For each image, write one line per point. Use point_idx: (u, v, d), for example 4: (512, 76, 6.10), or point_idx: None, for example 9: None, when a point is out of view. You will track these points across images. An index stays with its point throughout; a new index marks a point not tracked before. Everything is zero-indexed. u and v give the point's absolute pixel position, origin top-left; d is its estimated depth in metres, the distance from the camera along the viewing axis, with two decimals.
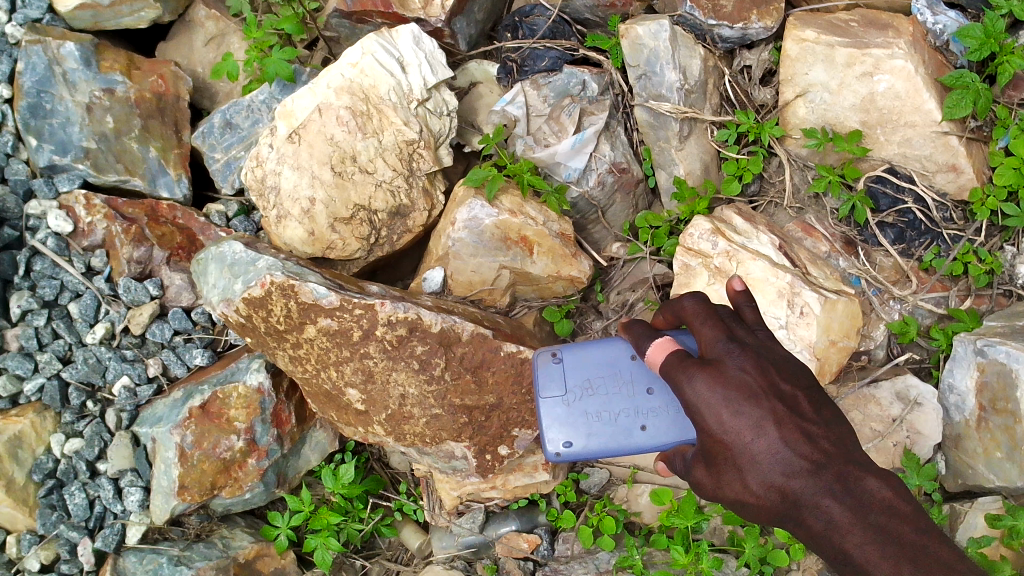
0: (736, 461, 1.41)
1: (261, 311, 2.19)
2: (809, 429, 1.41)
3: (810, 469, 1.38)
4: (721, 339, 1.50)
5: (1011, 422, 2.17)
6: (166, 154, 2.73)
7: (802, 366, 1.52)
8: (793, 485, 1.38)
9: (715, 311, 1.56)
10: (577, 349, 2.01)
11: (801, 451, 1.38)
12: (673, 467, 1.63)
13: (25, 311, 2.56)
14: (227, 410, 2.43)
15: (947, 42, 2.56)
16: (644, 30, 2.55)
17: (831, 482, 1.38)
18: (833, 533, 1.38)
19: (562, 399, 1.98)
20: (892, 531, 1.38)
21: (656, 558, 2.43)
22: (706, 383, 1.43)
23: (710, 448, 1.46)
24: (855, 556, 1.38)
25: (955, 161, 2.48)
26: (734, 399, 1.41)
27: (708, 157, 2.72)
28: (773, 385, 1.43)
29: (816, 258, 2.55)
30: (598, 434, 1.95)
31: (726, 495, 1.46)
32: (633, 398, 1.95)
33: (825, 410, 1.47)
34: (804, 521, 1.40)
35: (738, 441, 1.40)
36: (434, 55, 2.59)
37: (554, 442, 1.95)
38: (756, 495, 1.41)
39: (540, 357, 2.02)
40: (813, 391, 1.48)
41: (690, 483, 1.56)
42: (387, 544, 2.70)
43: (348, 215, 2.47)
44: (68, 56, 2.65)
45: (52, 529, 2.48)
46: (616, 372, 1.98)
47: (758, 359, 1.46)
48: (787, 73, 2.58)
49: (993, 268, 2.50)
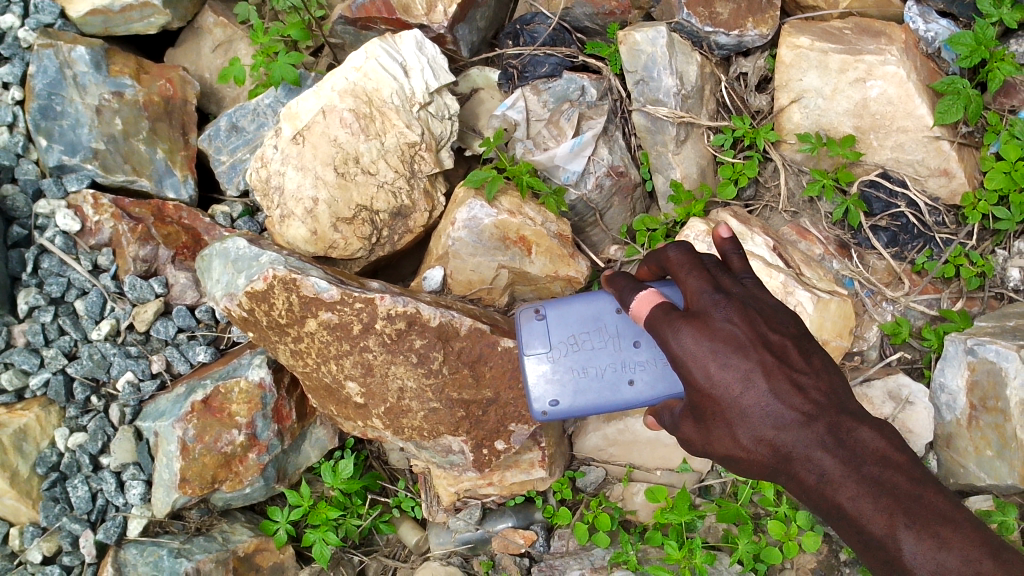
0: (725, 415, 1.47)
1: (263, 305, 2.24)
2: (798, 380, 1.47)
3: (801, 421, 1.44)
4: (706, 290, 1.55)
5: (1000, 420, 2.22)
6: (173, 155, 2.79)
7: (790, 316, 1.58)
8: (783, 438, 1.45)
9: (699, 261, 1.61)
10: (561, 306, 2.11)
11: (791, 403, 1.45)
12: (659, 421, 1.69)
13: (32, 307, 2.61)
14: (228, 404, 2.46)
15: (939, 49, 2.61)
16: (642, 36, 2.62)
17: (822, 434, 1.44)
18: (826, 487, 1.43)
19: (547, 356, 2.07)
20: (887, 482, 1.39)
21: (650, 554, 2.45)
22: (693, 336, 1.49)
23: (699, 404, 1.52)
24: (848, 509, 1.40)
25: (946, 165, 2.52)
26: (723, 352, 1.46)
27: (704, 162, 2.76)
28: (761, 336, 1.50)
29: (809, 260, 2.59)
30: (584, 391, 2.05)
31: (715, 450, 1.53)
32: (620, 352, 2.05)
33: (816, 359, 1.53)
34: (795, 475, 1.45)
35: (728, 394, 1.46)
36: (436, 60, 2.67)
37: (541, 400, 2.06)
38: (747, 450, 1.48)
39: (523, 315, 2.12)
40: (801, 340, 1.54)
41: (678, 439, 1.62)
42: (385, 541, 2.73)
43: (350, 215, 2.52)
44: (79, 60, 2.71)
45: (55, 522, 2.51)
46: (601, 326, 2.08)
47: (744, 310, 1.52)
48: (782, 79, 2.62)
49: (984, 271, 2.54)
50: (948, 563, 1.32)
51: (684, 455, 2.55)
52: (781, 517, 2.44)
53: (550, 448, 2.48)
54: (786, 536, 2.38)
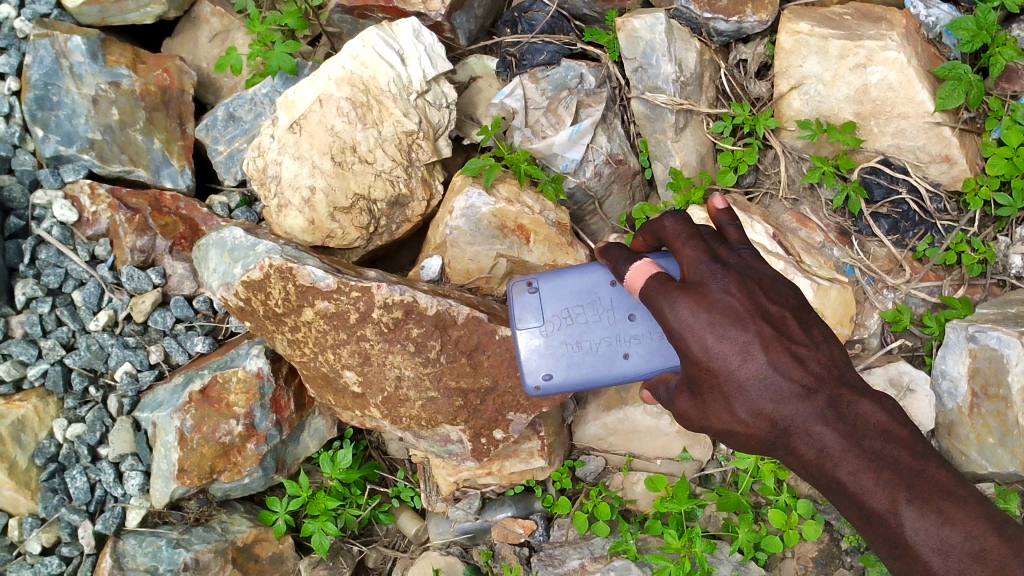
0: (723, 389, 1.51)
1: (260, 294, 2.23)
2: (798, 352, 1.51)
3: (800, 394, 1.49)
4: (704, 261, 1.61)
5: (1002, 408, 2.20)
6: (170, 145, 2.77)
7: (788, 287, 1.63)
8: (782, 411, 1.50)
9: (696, 232, 1.67)
10: (554, 279, 2.10)
11: (791, 375, 1.49)
12: (656, 396, 1.75)
13: (30, 298, 2.60)
14: (226, 394, 2.45)
15: (941, 34, 2.59)
16: (640, 22, 2.60)
17: (822, 407, 1.49)
18: (826, 461, 1.48)
19: (540, 330, 2.08)
20: (888, 456, 1.45)
21: (650, 543, 2.44)
22: (690, 308, 1.53)
23: (696, 377, 1.56)
24: (848, 484, 1.46)
25: (948, 152, 2.50)
26: (721, 324, 1.50)
27: (704, 149, 2.75)
28: (760, 307, 1.54)
29: (809, 248, 2.58)
30: (578, 364, 2.06)
31: (713, 424, 1.57)
32: (614, 326, 2.05)
33: (816, 331, 1.57)
34: (795, 449, 1.51)
35: (726, 366, 1.50)
36: (433, 48, 2.65)
37: (534, 374, 2.06)
38: (745, 424, 1.52)
39: (515, 288, 2.11)
40: (800, 312, 1.58)
41: (674, 413, 1.68)
42: (384, 531, 2.73)
43: (348, 204, 2.50)
44: (75, 50, 2.70)
45: (54, 512, 2.51)
46: (595, 299, 2.08)
47: (742, 281, 1.56)
48: (782, 66, 2.60)
49: (986, 258, 2.52)
50: (950, 538, 1.38)
51: (684, 443, 2.55)
52: (781, 506, 2.44)
53: (549, 438, 2.48)
54: (787, 525, 2.38)
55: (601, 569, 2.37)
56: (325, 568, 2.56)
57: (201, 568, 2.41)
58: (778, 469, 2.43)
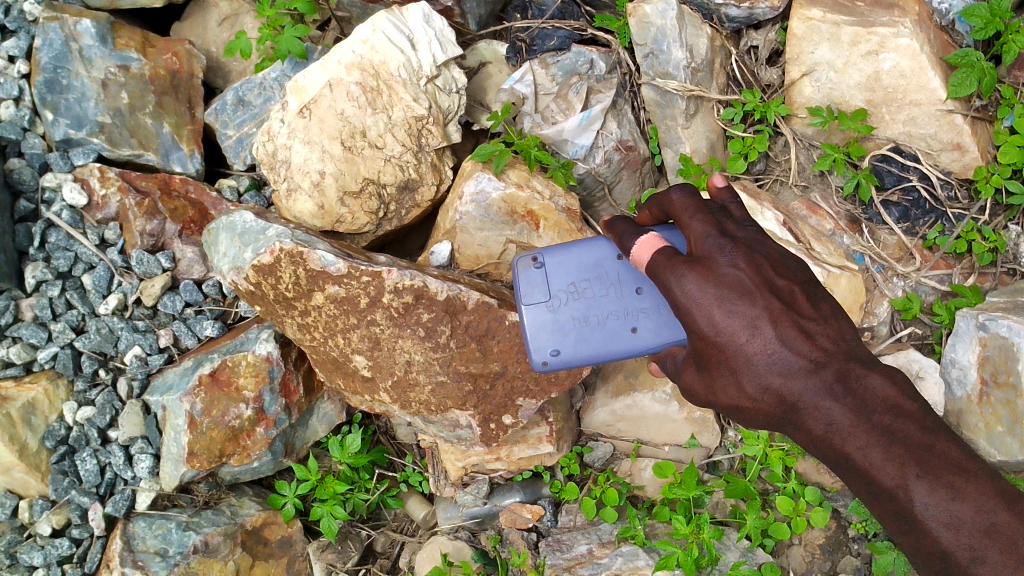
0: (730, 363, 1.55)
1: (270, 278, 2.23)
2: (806, 326, 1.55)
3: (808, 368, 1.53)
4: (711, 235, 1.61)
5: (1012, 396, 2.20)
6: (179, 129, 2.77)
7: (796, 262, 1.65)
8: (789, 386, 1.54)
9: (703, 205, 1.67)
10: (559, 253, 2.10)
11: (798, 349, 1.53)
12: (664, 367, 1.80)
13: (40, 282, 2.61)
14: (236, 378, 2.45)
15: (953, 21, 2.56)
16: (652, 8, 2.60)
17: (830, 381, 1.53)
18: (835, 436, 1.52)
19: (546, 305, 2.08)
20: (898, 431, 1.48)
21: (657, 529, 2.47)
22: (696, 282, 1.55)
23: (704, 352, 1.59)
24: (856, 459, 1.50)
25: (959, 139, 2.49)
26: (729, 299, 1.53)
27: (714, 136, 2.74)
28: (768, 281, 1.57)
29: (819, 236, 2.58)
30: (585, 339, 2.06)
31: (721, 399, 1.62)
32: (622, 300, 2.06)
33: (824, 305, 1.60)
34: (803, 424, 1.55)
35: (733, 341, 1.54)
36: (443, 33, 2.65)
37: (541, 350, 2.06)
38: (753, 398, 1.57)
39: (520, 263, 2.11)
40: (809, 287, 1.61)
41: (681, 387, 1.72)
42: (392, 515, 2.74)
43: (357, 189, 2.50)
44: (84, 33, 2.69)
45: (65, 494, 2.53)
46: (602, 273, 2.08)
47: (749, 254, 1.58)
48: (793, 52, 2.58)
49: (997, 246, 2.51)
50: (960, 513, 1.43)
51: (692, 430, 2.55)
52: (789, 493, 2.44)
53: (558, 423, 2.49)
54: (794, 512, 2.39)
55: (610, 555, 2.38)
56: (334, 551, 2.59)
57: (211, 551, 2.43)
58: (786, 456, 2.45)
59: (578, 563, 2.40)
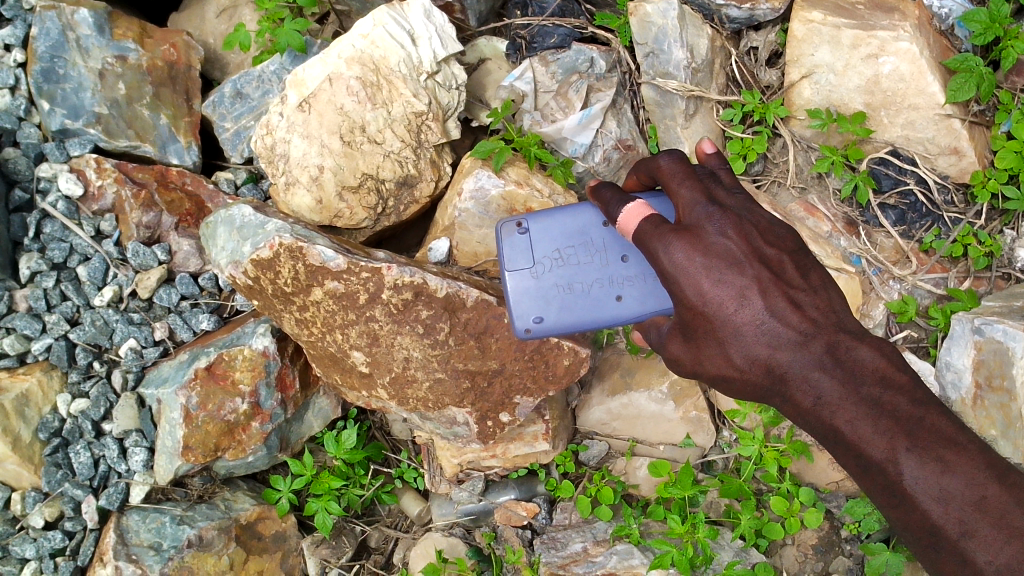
0: (718, 334, 1.59)
1: (269, 273, 2.22)
2: (795, 297, 1.59)
3: (797, 340, 1.57)
4: (700, 203, 1.64)
5: (1006, 400, 2.22)
6: (176, 121, 2.74)
7: (786, 230, 1.67)
8: (777, 357, 1.58)
9: (692, 171, 1.70)
10: (543, 219, 2.11)
11: (785, 321, 1.57)
12: (648, 338, 1.86)
13: (34, 272, 2.58)
14: (232, 371, 2.45)
15: (953, 26, 2.59)
16: (653, 7, 2.59)
17: (819, 353, 1.57)
18: (823, 407, 1.57)
19: (530, 272, 2.08)
20: (888, 403, 1.54)
21: (652, 528, 2.46)
22: (684, 250, 1.58)
23: (691, 323, 1.63)
24: (844, 431, 1.55)
25: (957, 144, 2.50)
26: (717, 268, 1.56)
27: (712, 136, 2.75)
28: (757, 251, 1.60)
29: (817, 237, 2.60)
30: (569, 307, 2.07)
31: (708, 368, 1.66)
32: (607, 268, 2.07)
33: (813, 275, 1.64)
34: (792, 395, 1.60)
35: (721, 311, 1.57)
36: (444, 29, 2.61)
37: (525, 317, 2.07)
38: (741, 369, 1.61)
39: (504, 229, 2.11)
40: (798, 256, 1.64)
41: (669, 360, 1.76)
42: (387, 511, 2.75)
43: (355, 184, 2.49)
44: (81, 23, 2.66)
45: (57, 487, 2.52)
46: (587, 240, 2.09)
47: (738, 223, 1.61)
48: (793, 54, 2.57)
49: (992, 250, 2.55)
50: (951, 486, 1.49)
51: (687, 430, 2.57)
52: (782, 493, 2.47)
53: (554, 421, 2.50)
54: (788, 512, 2.41)
55: (604, 553, 2.40)
56: (328, 546, 2.61)
57: (205, 545, 2.42)
58: (781, 457, 2.46)
59: (572, 561, 2.42)
